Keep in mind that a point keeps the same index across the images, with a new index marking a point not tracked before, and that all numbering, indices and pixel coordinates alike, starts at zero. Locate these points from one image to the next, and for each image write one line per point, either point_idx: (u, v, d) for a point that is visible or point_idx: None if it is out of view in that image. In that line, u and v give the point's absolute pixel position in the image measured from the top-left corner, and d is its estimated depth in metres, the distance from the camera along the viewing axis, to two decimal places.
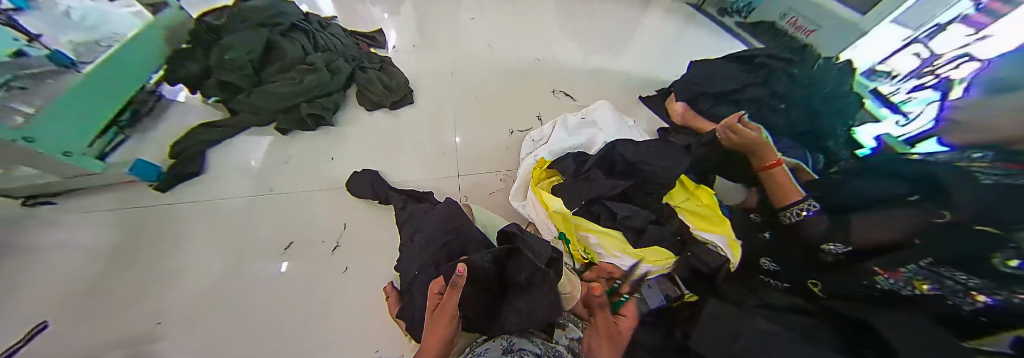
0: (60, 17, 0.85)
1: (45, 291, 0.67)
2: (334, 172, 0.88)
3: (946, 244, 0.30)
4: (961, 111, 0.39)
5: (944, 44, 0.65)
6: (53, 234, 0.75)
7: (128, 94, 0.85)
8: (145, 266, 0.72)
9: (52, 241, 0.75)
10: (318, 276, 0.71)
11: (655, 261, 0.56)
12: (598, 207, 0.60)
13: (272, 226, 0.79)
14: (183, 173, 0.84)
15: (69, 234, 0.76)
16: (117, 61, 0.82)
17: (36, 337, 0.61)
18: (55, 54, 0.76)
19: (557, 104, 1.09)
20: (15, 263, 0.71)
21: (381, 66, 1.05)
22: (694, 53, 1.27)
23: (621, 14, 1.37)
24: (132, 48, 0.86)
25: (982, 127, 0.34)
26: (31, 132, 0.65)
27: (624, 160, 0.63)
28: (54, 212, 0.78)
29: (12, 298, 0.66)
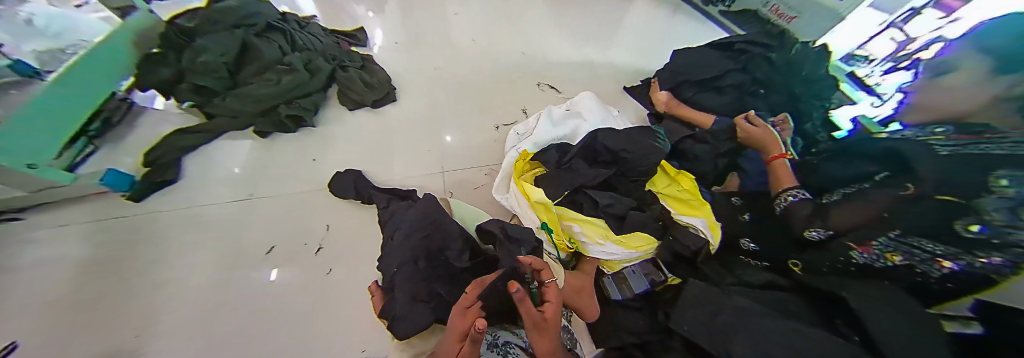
0: (20, 24, 0.77)
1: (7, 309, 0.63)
2: (317, 173, 0.87)
3: (907, 215, 0.36)
4: (921, 96, 0.49)
5: (916, 29, 0.76)
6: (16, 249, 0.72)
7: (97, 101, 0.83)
8: (119, 279, 0.69)
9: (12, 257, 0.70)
10: (304, 280, 0.70)
11: (638, 246, 0.57)
12: (581, 197, 0.61)
13: (254, 231, 0.77)
14: (157, 181, 0.81)
15: (32, 249, 0.72)
16: (83, 68, 0.79)
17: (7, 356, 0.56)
18: (17, 64, 0.71)
19: (542, 98, 1.09)
20: None
21: (362, 64, 1.04)
22: (677, 41, 1.27)
23: (602, 7, 1.37)
24: (100, 55, 0.83)
25: (944, 106, 0.43)
26: None
27: (606, 149, 0.63)
28: (18, 227, 0.74)
29: None
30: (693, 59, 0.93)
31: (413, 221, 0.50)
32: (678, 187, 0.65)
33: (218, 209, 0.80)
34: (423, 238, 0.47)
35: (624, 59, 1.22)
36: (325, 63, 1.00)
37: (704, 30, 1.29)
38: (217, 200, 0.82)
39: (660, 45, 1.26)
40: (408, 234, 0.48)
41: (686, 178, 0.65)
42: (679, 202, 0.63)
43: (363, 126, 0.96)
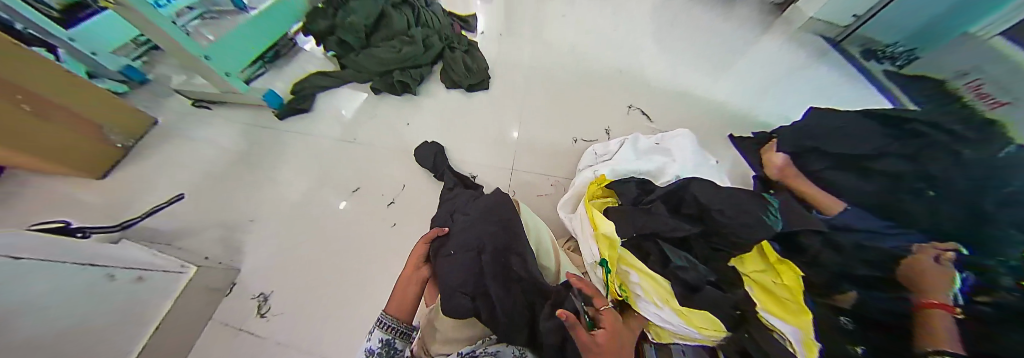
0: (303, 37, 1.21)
1: (188, 172, 0.91)
2: (406, 135, 0.98)
3: None
4: None
5: None
6: (198, 131, 1.00)
7: (270, 41, 1.04)
8: (253, 174, 0.91)
9: (195, 136, 0.99)
10: (370, 225, 0.82)
11: (699, 326, 0.49)
12: (649, 245, 0.54)
13: (350, 168, 0.92)
14: (295, 108, 1.01)
15: (210, 133, 0.99)
16: (264, 18, 0.99)
17: (155, 214, 0.82)
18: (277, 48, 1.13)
19: (628, 122, 1.03)
20: (175, 147, 0.96)
21: (467, 49, 1.14)
22: (818, 101, 1.09)
23: (714, 44, 1.26)
24: (261, 22, 0.99)
25: None
26: (229, 69, 0.93)
27: (697, 203, 0.56)
28: (206, 115, 1.04)
29: (168, 174, 0.90)
30: (834, 116, 0.72)
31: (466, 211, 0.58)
32: (775, 277, 0.50)
33: (324, 142, 0.97)
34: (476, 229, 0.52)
35: (731, 105, 1.10)
36: (439, 41, 1.11)
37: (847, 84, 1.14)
38: (329, 138, 0.98)
39: (779, 96, 1.11)
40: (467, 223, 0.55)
41: (790, 274, 0.49)
42: (769, 295, 0.50)
43: (454, 105, 1.05)
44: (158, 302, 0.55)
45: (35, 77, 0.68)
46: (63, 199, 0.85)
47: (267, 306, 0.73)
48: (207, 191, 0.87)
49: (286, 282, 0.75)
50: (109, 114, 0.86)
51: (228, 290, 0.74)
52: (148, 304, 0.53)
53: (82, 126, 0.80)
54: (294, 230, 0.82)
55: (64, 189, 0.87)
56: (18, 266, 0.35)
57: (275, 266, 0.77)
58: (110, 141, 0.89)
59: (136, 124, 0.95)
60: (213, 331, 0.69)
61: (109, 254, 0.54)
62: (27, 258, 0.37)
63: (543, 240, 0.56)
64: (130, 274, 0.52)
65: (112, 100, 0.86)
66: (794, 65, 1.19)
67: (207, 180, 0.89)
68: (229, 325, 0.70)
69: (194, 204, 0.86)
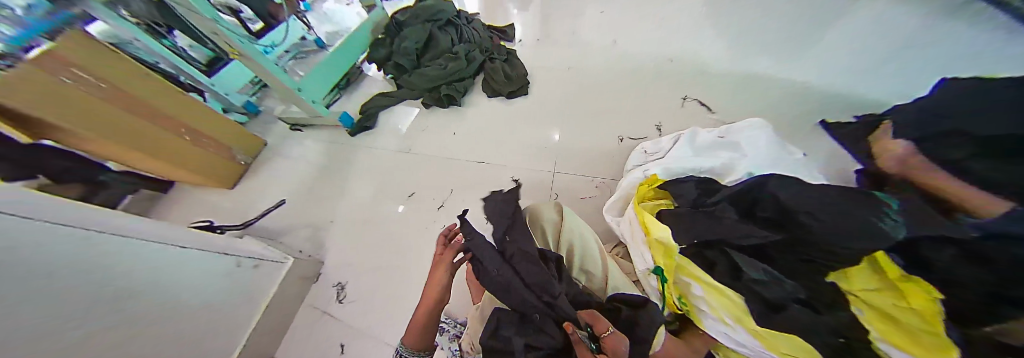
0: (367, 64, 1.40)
1: (287, 182, 1.12)
2: (453, 144, 1.06)
3: None
4: None
5: None
6: (293, 149, 1.23)
7: (342, 70, 1.22)
8: (332, 182, 1.08)
9: (292, 153, 1.22)
10: (423, 227, 0.90)
11: (786, 354, 0.41)
12: (715, 254, 0.47)
13: (405, 176, 1.03)
14: (363, 126, 1.17)
15: (302, 151, 1.21)
16: (338, 51, 1.19)
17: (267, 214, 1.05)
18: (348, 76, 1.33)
19: (683, 115, 0.93)
20: (279, 163, 1.20)
21: (506, 58, 1.18)
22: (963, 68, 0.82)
23: (791, 18, 1.07)
24: (336, 55, 1.18)
25: None
26: (314, 97, 1.13)
27: (777, 204, 0.46)
28: (299, 136, 1.27)
29: (274, 184, 1.13)
30: None
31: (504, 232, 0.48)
32: (898, 300, 0.38)
33: (384, 154, 1.10)
34: (520, 270, 0.44)
35: (821, 85, 0.91)
36: (479, 54, 1.18)
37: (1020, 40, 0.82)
38: (388, 150, 1.11)
39: (893, 67, 0.88)
40: (512, 253, 0.46)
41: (923, 298, 0.36)
42: (890, 324, 0.38)
43: (495, 113, 1.09)
44: (263, 287, 0.68)
45: (162, 98, 0.94)
46: (210, 204, 1.12)
47: (344, 293, 0.85)
48: (300, 197, 1.06)
49: (357, 275, 0.87)
50: (223, 130, 1.10)
51: (314, 279, 0.88)
52: (255, 289, 0.65)
53: (213, 145, 1.07)
54: (361, 230, 0.94)
55: (210, 197, 1.15)
56: (139, 247, 0.45)
57: (349, 262, 0.90)
58: (236, 158, 1.15)
59: (251, 144, 1.20)
60: (306, 309, 0.84)
61: (240, 246, 0.69)
62: (158, 243, 0.49)
63: (589, 245, 0.54)
64: (248, 263, 0.66)
65: (232, 124, 1.14)
66: (917, 26, 0.93)
67: (300, 188, 1.09)
68: (316, 307, 0.84)
69: (290, 209, 1.05)
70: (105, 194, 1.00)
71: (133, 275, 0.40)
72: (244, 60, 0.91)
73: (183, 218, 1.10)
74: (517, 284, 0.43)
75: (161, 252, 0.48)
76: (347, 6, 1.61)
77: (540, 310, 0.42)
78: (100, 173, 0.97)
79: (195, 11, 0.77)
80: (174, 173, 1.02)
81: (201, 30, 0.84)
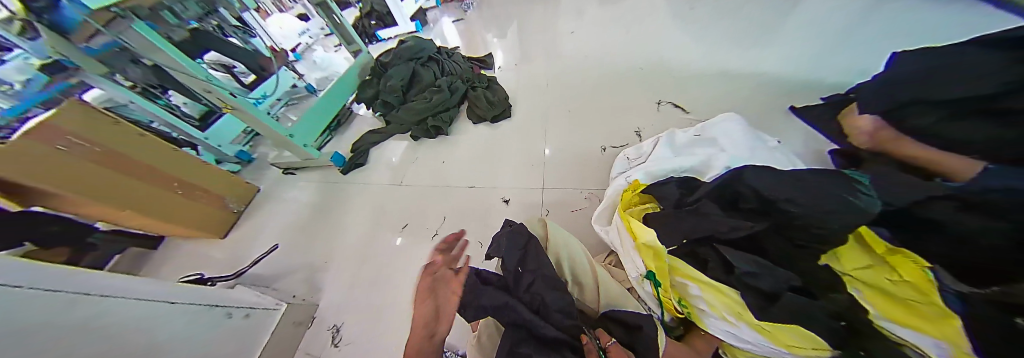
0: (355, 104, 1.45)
1: (279, 227, 1.12)
2: (442, 172, 1.08)
3: None
4: None
5: None
6: (286, 193, 1.24)
7: (332, 112, 1.27)
8: (325, 222, 1.08)
9: (284, 197, 1.22)
10: (418, 258, 0.89)
11: (789, 341, 0.41)
12: (706, 251, 0.48)
13: (398, 208, 1.03)
14: (355, 163, 1.19)
15: (294, 194, 1.22)
16: (328, 95, 1.25)
17: (259, 262, 1.03)
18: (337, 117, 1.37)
19: (660, 119, 0.97)
20: (271, 208, 1.19)
21: (488, 85, 1.24)
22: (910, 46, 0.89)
23: (745, 22, 1.17)
24: (325, 99, 1.23)
25: None
26: (306, 141, 1.16)
27: (756, 195, 0.48)
28: (291, 180, 1.28)
29: (267, 230, 1.12)
30: None
31: (519, 264, 0.50)
32: (890, 274, 0.38)
33: (377, 188, 1.12)
34: (544, 297, 0.45)
35: (782, 77, 0.97)
36: (462, 84, 1.24)
37: (953, 22, 0.91)
38: (380, 183, 1.13)
39: (844, 54, 0.95)
40: (532, 281, 0.48)
41: (911, 268, 0.36)
42: (888, 299, 0.38)
43: (481, 138, 1.12)
44: (253, 338, 0.67)
45: (152, 153, 0.96)
46: (200, 255, 1.10)
47: (339, 336, 0.81)
48: (293, 240, 1.05)
49: (353, 314, 0.84)
50: (216, 179, 1.12)
51: (309, 323, 0.85)
52: (246, 341, 0.64)
53: (207, 197, 1.08)
54: (356, 268, 0.92)
55: (199, 250, 1.12)
56: (121, 304, 0.45)
57: (344, 301, 0.87)
58: (227, 207, 1.15)
59: (243, 192, 1.21)
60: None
61: (230, 296, 0.68)
62: (145, 300, 0.49)
63: (576, 260, 0.54)
64: (238, 313, 0.65)
65: (225, 173, 1.16)
66: (854, 21, 1.04)
67: (293, 232, 1.08)
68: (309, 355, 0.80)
69: (283, 252, 1.03)
70: (90, 256, 0.97)
71: (116, 339, 0.40)
72: (236, 113, 0.94)
73: (170, 274, 1.07)
74: (532, 315, 0.43)
75: (149, 310, 0.48)
76: (335, 53, 1.71)
77: (565, 338, 0.41)
78: (88, 235, 0.96)
79: (187, 73, 0.82)
80: (163, 228, 1.01)
81: (195, 91, 0.87)
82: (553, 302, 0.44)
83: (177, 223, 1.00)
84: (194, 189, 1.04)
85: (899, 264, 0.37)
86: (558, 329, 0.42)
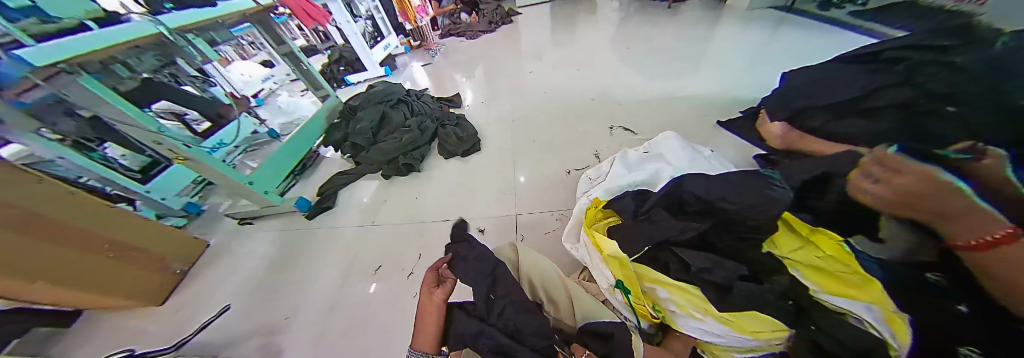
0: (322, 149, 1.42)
1: (229, 287, 0.99)
2: (415, 208, 1.07)
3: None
4: None
5: None
6: (240, 247, 1.12)
7: (298, 155, 1.23)
8: (287, 274, 0.99)
9: (238, 252, 1.11)
10: (393, 302, 0.83)
11: (754, 331, 0.44)
12: (667, 255, 0.53)
13: (370, 250, 0.98)
14: (322, 207, 1.14)
15: (250, 248, 1.11)
16: (295, 139, 1.23)
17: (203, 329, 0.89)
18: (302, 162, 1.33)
19: (614, 140, 1.08)
20: (222, 265, 1.07)
21: (456, 122, 1.30)
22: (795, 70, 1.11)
23: (671, 59, 1.40)
24: (291, 144, 1.21)
25: None
26: (266, 187, 1.09)
27: (697, 198, 0.55)
28: (246, 232, 1.18)
29: (215, 292, 0.99)
30: (810, 75, 0.73)
31: (491, 291, 0.49)
32: (817, 252, 0.47)
33: (346, 231, 1.06)
34: (516, 323, 0.45)
35: (708, 98, 1.14)
36: (432, 122, 1.29)
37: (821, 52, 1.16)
38: (350, 225, 1.08)
39: (750, 78, 1.17)
40: (504, 307, 0.47)
41: (832, 243, 0.46)
42: (823, 274, 0.45)
43: (453, 172, 1.15)
44: None
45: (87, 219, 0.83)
46: (122, 333, 0.93)
47: None
48: (246, 302, 0.94)
49: None
50: (159, 238, 1.00)
51: None
52: None
53: (145, 259, 0.95)
54: (322, 323, 0.83)
55: (122, 327, 0.95)
56: None
57: None
58: (170, 270, 1.02)
59: (191, 249, 1.09)
60: None
61: None
62: None
63: (549, 280, 0.56)
64: None
65: (171, 229, 1.04)
66: (751, 54, 1.29)
67: (247, 290, 0.97)
68: None
69: (234, 316, 0.91)
70: None
71: None
72: (189, 164, 0.89)
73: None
74: (509, 340, 0.42)
75: None
76: (301, 99, 1.71)
77: None
78: None
79: (136, 125, 0.78)
80: (87, 302, 0.86)
81: (141, 144, 0.82)
82: (523, 325, 0.45)
83: (102, 293, 0.86)
84: (131, 250, 0.91)
85: (822, 243, 0.47)
86: (533, 352, 0.42)
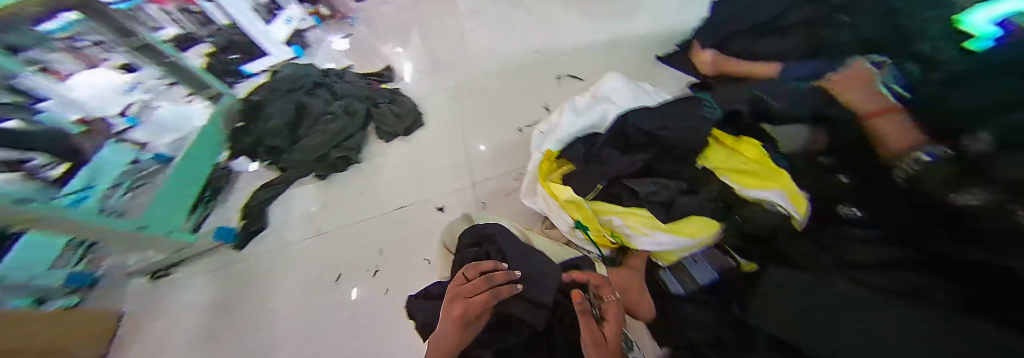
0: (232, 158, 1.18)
1: (170, 341, 0.86)
2: (366, 203, 0.97)
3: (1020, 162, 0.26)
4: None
5: None
6: (162, 294, 0.95)
7: (201, 177, 1.00)
8: (237, 307, 0.88)
9: (163, 302, 0.94)
10: (370, 303, 0.81)
11: (692, 232, 0.49)
12: (618, 188, 0.55)
13: (328, 258, 0.91)
14: (253, 229, 0.98)
15: (176, 294, 0.94)
16: (187, 159, 0.95)
17: None
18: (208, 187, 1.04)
19: (561, 91, 1.07)
20: (150, 318, 0.92)
21: (391, 99, 1.14)
22: None
23: None
24: (187, 164, 0.95)
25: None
26: (172, 224, 0.90)
27: (641, 131, 0.57)
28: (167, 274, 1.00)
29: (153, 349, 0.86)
30: None
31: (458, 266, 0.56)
32: (740, 157, 0.56)
33: (295, 245, 0.95)
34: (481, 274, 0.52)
35: (644, 33, 1.15)
36: (362, 104, 1.11)
37: None
38: (296, 237, 0.97)
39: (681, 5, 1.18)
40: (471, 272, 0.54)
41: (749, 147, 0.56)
42: (740, 172, 0.55)
43: (399, 154, 1.05)
44: None
45: None
46: None
47: None
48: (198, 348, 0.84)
49: None
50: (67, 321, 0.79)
51: None
52: None
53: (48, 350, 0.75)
54: (300, 345, 0.80)
55: None
56: None
57: None
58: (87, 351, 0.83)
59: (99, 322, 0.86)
60: None
61: None
62: None
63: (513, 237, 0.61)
64: None
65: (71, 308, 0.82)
66: None
67: (195, 336, 0.86)
68: None
69: None
70: None
71: None
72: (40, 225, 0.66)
73: None
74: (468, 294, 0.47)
75: None
76: None
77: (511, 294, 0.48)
78: None
79: None
80: None
81: None
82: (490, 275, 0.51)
83: None
84: (37, 348, 0.68)
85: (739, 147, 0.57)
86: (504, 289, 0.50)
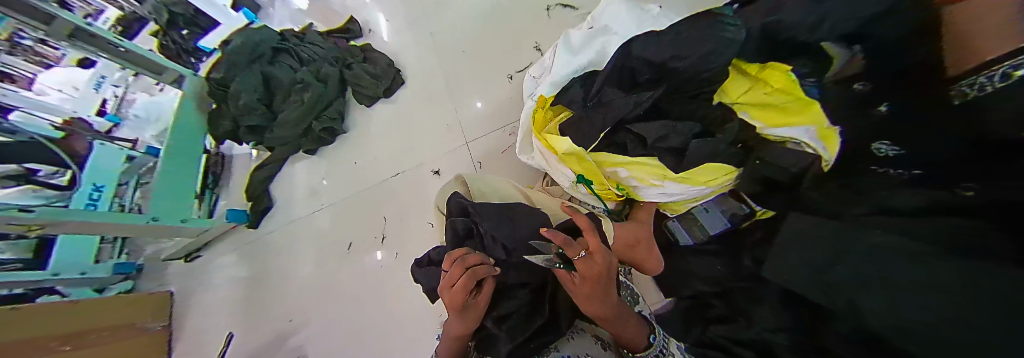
0: None
1: (218, 315, 0.96)
2: (361, 175, 0.96)
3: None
4: None
5: None
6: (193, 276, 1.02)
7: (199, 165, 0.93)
8: (266, 283, 0.96)
9: (196, 282, 1.01)
10: (387, 267, 0.87)
11: (704, 180, 0.48)
12: (623, 135, 0.49)
13: (337, 232, 0.94)
14: (260, 209, 1.00)
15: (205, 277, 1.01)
16: (176, 149, 0.88)
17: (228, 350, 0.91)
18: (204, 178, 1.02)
19: (553, 26, 0.92)
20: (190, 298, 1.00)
21: (363, 57, 1.00)
22: None
23: None
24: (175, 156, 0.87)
25: None
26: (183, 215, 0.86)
27: (648, 63, 0.47)
28: None
29: (206, 320, 0.97)
30: None
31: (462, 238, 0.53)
32: (763, 88, 0.45)
33: (304, 221, 0.97)
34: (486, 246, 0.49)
35: None
36: (332, 67, 0.98)
37: None
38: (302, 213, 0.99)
39: None
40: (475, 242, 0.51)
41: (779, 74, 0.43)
42: (764, 108, 0.46)
43: (383, 120, 0.98)
44: None
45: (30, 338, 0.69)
46: None
47: None
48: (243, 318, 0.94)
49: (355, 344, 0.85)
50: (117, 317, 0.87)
51: None
52: None
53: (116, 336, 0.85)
54: (332, 309, 0.89)
55: None
56: None
57: (336, 339, 0.87)
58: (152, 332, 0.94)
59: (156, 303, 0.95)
60: None
61: None
62: None
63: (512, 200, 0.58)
64: None
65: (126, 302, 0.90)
66: None
67: (238, 308, 0.96)
68: None
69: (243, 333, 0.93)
70: None
71: None
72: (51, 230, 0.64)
73: None
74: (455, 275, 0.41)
75: None
76: None
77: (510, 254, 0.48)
78: None
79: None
80: None
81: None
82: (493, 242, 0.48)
83: None
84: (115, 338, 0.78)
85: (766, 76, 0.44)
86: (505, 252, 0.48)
